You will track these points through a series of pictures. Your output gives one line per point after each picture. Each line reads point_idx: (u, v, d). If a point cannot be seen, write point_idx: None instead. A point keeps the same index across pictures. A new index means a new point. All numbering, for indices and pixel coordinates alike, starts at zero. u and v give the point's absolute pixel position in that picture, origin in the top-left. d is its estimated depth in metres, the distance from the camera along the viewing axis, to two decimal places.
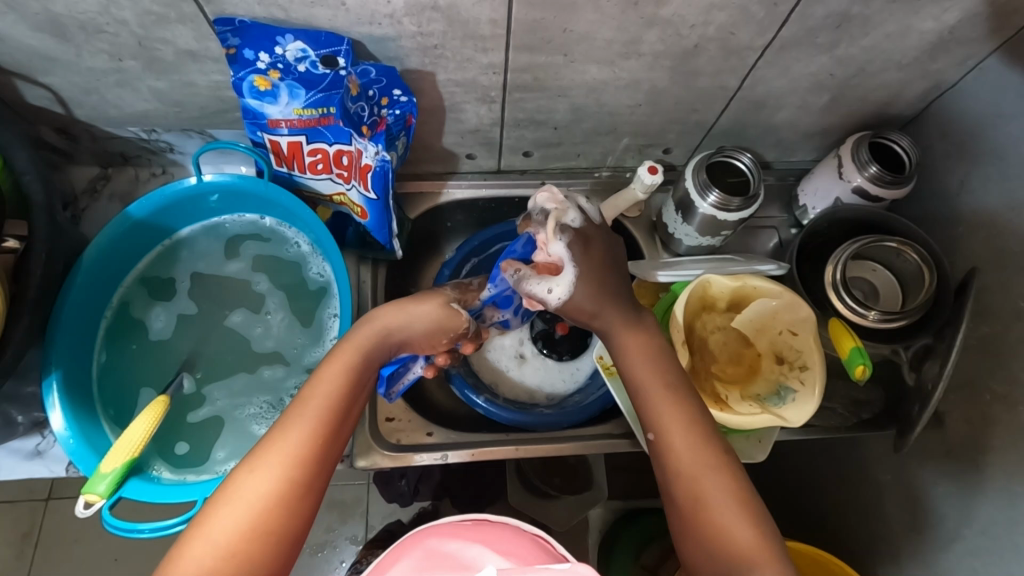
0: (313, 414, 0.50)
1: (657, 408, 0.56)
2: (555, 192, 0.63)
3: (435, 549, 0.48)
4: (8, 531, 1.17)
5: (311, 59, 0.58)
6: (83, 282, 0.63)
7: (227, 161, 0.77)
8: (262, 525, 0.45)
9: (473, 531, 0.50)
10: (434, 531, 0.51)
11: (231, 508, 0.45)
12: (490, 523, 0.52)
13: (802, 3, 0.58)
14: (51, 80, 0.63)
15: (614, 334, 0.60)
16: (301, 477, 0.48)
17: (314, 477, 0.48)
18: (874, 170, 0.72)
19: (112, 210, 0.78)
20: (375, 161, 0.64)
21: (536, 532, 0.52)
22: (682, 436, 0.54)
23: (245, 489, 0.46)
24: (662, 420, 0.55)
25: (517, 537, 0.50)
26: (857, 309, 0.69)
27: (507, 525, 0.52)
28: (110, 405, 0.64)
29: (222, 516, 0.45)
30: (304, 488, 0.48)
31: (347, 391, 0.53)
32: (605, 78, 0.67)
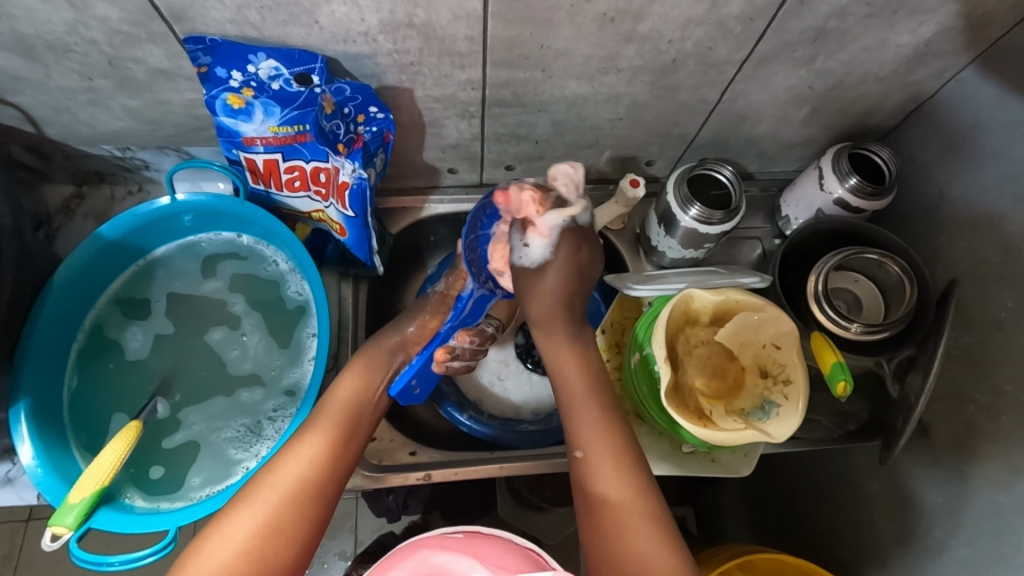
0: (301, 459, 0.57)
1: (585, 435, 0.61)
2: (573, 174, 0.66)
3: (429, 563, 0.49)
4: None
5: (284, 77, 0.57)
6: (56, 304, 0.62)
7: (206, 178, 0.76)
8: (254, 554, 0.50)
9: (466, 543, 0.50)
10: (425, 543, 0.51)
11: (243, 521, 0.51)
12: (485, 535, 0.52)
13: (779, 18, 0.58)
14: (20, 100, 0.62)
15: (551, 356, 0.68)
16: (289, 515, 0.53)
17: (305, 512, 0.54)
18: (854, 181, 0.72)
19: (88, 228, 0.77)
20: (352, 178, 0.64)
21: (529, 546, 0.51)
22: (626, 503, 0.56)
23: (236, 526, 0.51)
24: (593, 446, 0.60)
25: (508, 549, 0.50)
26: (840, 321, 0.68)
27: (499, 536, 0.52)
28: (82, 431, 0.62)
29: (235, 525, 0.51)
30: (298, 524, 0.53)
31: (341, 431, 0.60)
32: (585, 93, 0.67)
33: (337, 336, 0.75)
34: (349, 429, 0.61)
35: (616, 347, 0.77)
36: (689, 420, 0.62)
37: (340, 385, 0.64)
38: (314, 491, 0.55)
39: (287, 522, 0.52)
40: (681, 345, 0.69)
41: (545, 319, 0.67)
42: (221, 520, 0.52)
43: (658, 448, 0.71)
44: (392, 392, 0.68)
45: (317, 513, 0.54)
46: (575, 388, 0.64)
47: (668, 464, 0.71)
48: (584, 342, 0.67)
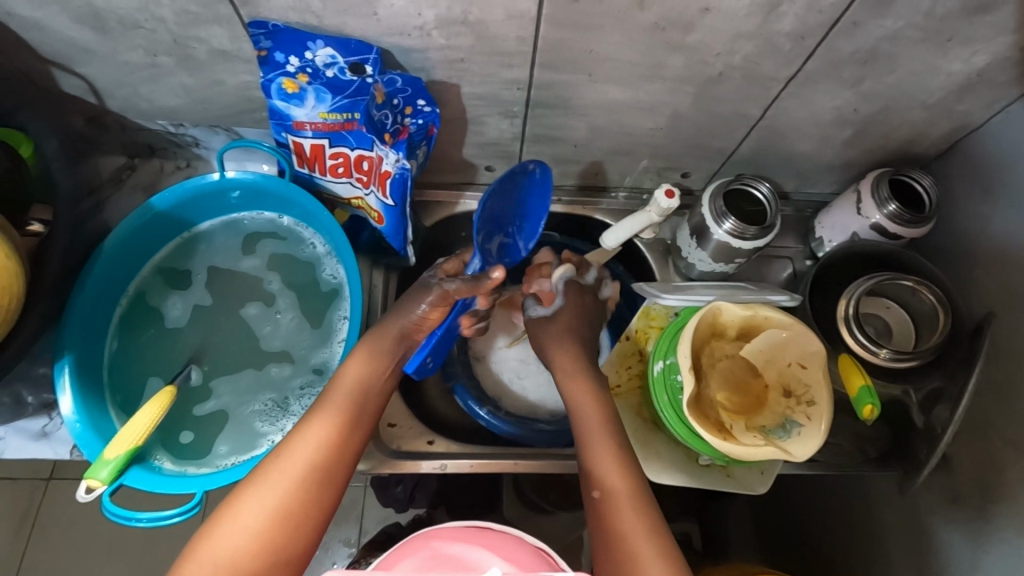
0: (308, 445, 0.56)
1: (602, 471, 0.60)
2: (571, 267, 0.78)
3: (441, 552, 0.49)
4: (6, 511, 1.19)
5: (339, 66, 0.59)
6: (105, 266, 0.64)
7: (252, 159, 0.78)
8: (265, 540, 0.51)
9: (477, 537, 0.51)
10: (437, 534, 0.52)
11: (252, 502, 0.52)
12: (496, 530, 0.52)
13: (829, 37, 0.58)
14: (86, 71, 0.64)
15: (559, 365, 0.72)
16: (298, 504, 0.53)
17: (315, 499, 0.54)
18: (893, 208, 0.72)
19: (136, 199, 0.80)
20: (395, 168, 0.65)
21: (538, 545, 0.52)
22: (624, 506, 0.57)
23: (247, 511, 0.52)
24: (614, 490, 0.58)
25: (519, 545, 0.50)
26: (869, 346, 0.68)
27: (509, 531, 0.52)
28: (118, 392, 0.64)
29: (243, 513, 0.52)
30: (304, 513, 0.53)
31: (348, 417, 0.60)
32: (627, 100, 0.68)
33: (366, 322, 0.77)
34: (356, 412, 0.60)
35: (640, 355, 0.77)
36: (708, 432, 0.62)
37: (347, 362, 0.63)
38: (321, 477, 0.55)
39: (296, 510, 0.53)
40: (706, 358, 0.68)
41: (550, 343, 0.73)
42: (231, 504, 0.52)
43: (674, 458, 0.71)
44: (409, 367, 0.69)
45: (325, 502, 0.55)
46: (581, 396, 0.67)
47: (683, 474, 0.70)
48: (599, 390, 0.68)
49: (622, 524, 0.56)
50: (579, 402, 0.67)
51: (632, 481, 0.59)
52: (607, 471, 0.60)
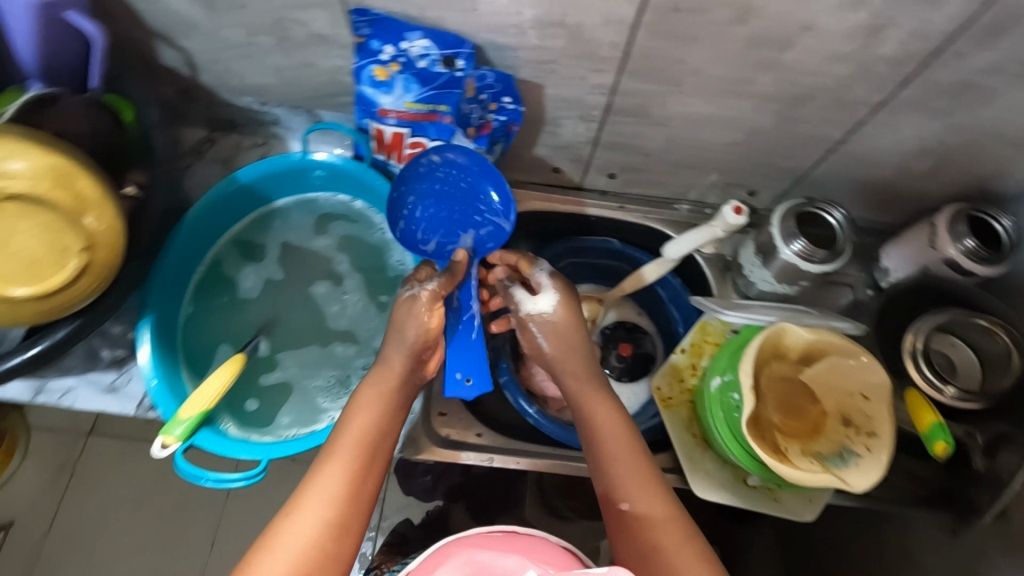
0: (342, 471, 0.51)
1: (620, 466, 0.56)
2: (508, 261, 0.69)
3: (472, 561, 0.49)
4: (46, 460, 1.24)
5: (432, 57, 0.60)
6: (190, 231, 0.66)
7: (328, 141, 0.80)
8: None
9: (502, 541, 0.51)
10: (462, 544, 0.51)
11: (289, 540, 0.47)
12: (523, 535, 0.52)
13: (929, 66, 0.57)
14: (188, 44, 0.67)
15: (562, 371, 0.65)
16: (337, 533, 0.48)
17: (353, 526, 0.50)
18: (971, 243, 0.70)
19: (212, 171, 0.82)
20: (474, 161, 0.68)
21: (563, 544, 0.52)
22: (660, 515, 0.53)
23: (283, 551, 0.46)
24: (630, 487, 0.54)
25: (549, 548, 0.51)
26: (935, 382, 0.67)
27: (536, 534, 0.52)
28: (190, 355, 0.66)
29: (282, 545, 0.46)
30: (345, 534, 0.49)
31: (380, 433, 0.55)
32: (708, 113, 0.68)
33: None
34: (386, 426, 0.56)
35: (692, 369, 0.76)
36: (764, 453, 0.61)
37: (389, 355, 0.59)
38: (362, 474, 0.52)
39: (334, 541, 0.48)
40: (765, 378, 0.68)
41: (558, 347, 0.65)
42: (267, 541, 0.47)
43: (721, 477, 0.71)
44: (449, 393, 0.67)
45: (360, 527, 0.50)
46: (596, 399, 0.61)
47: (729, 494, 0.70)
48: (613, 392, 0.62)
49: (658, 538, 0.51)
50: (596, 417, 0.60)
51: (663, 492, 0.54)
52: (632, 483, 0.55)
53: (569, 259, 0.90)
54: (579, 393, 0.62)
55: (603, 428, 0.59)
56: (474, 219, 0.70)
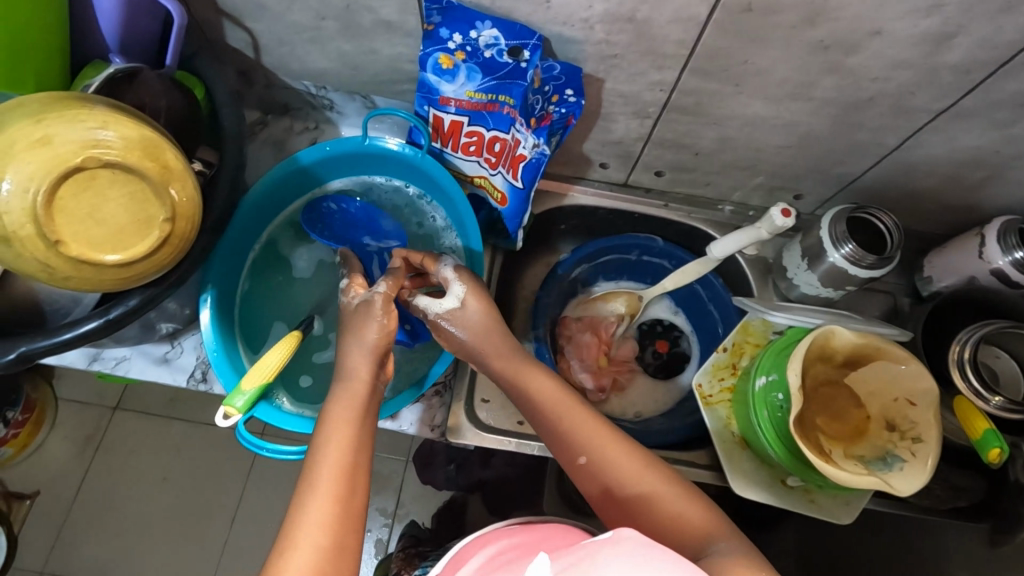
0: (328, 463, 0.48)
1: (576, 435, 0.55)
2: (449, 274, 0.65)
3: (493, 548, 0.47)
4: (73, 432, 1.26)
5: (499, 47, 0.61)
6: (251, 208, 0.68)
7: (381, 128, 0.81)
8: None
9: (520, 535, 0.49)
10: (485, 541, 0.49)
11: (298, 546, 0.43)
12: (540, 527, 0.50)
13: (995, 75, 0.58)
14: (255, 26, 0.68)
15: (499, 369, 0.62)
16: (342, 522, 0.45)
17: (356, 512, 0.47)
18: (1021, 255, 0.70)
19: (265, 153, 0.84)
20: (533, 152, 0.67)
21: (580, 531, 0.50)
22: (620, 455, 0.53)
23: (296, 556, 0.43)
24: (587, 442, 0.54)
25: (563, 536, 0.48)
26: (981, 392, 0.67)
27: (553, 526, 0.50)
28: (245, 331, 0.68)
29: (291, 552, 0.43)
30: (351, 522, 0.46)
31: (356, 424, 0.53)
32: (766, 115, 0.68)
33: None
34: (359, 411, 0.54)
35: (732, 368, 0.77)
36: (811, 454, 0.62)
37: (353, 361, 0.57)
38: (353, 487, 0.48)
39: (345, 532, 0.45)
40: (810, 379, 0.69)
41: (484, 347, 0.63)
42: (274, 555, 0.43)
43: (759, 476, 0.71)
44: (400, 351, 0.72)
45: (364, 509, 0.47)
46: (551, 392, 0.59)
47: (768, 493, 0.70)
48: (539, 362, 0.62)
49: (647, 501, 0.50)
50: (540, 397, 0.59)
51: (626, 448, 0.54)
52: (585, 436, 0.55)
53: (605, 254, 0.89)
54: (511, 370, 0.62)
55: (542, 397, 0.58)
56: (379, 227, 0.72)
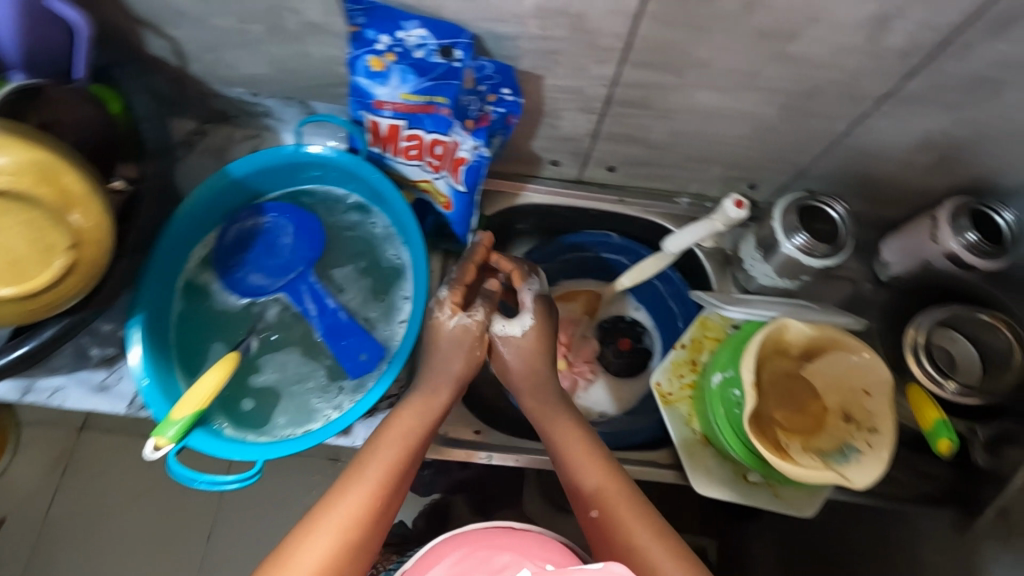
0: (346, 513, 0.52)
1: (593, 475, 0.59)
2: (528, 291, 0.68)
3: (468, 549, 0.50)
4: (35, 458, 1.19)
5: (429, 48, 0.59)
6: (182, 226, 0.65)
7: (322, 133, 0.78)
8: None
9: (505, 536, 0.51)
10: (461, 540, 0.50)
11: None
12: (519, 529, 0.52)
13: (938, 58, 0.56)
14: (177, 33, 0.65)
15: (523, 396, 0.67)
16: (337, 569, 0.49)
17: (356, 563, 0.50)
18: (973, 237, 0.69)
19: (204, 163, 0.80)
20: (472, 155, 0.65)
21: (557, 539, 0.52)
22: (626, 512, 0.56)
23: None
24: (597, 487, 0.58)
25: (537, 543, 0.51)
26: (935, 377, 0.68)
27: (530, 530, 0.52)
28: (183, 355, 0.65)
29: None
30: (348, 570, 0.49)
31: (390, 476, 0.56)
32: (714, 106, 0.66)
33: None
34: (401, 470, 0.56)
35: (692, 364, 0.76)
36: (767, 451, 0.61)
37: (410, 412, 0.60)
38: (376, 522, 0.52)
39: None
40: (766, 373, 0.68)
41: (524, 379, 0.68)
42: None
43: (721, 473, 0.70)
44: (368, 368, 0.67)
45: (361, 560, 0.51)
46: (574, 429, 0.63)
47: (730, 490, 0.69)
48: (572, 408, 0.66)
49: (639, 547, 0.54)
50: (563, 436, 0.62)
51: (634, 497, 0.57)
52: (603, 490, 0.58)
53: (566, 254, 0.88)
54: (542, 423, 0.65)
55: (568, 443, 0.62)
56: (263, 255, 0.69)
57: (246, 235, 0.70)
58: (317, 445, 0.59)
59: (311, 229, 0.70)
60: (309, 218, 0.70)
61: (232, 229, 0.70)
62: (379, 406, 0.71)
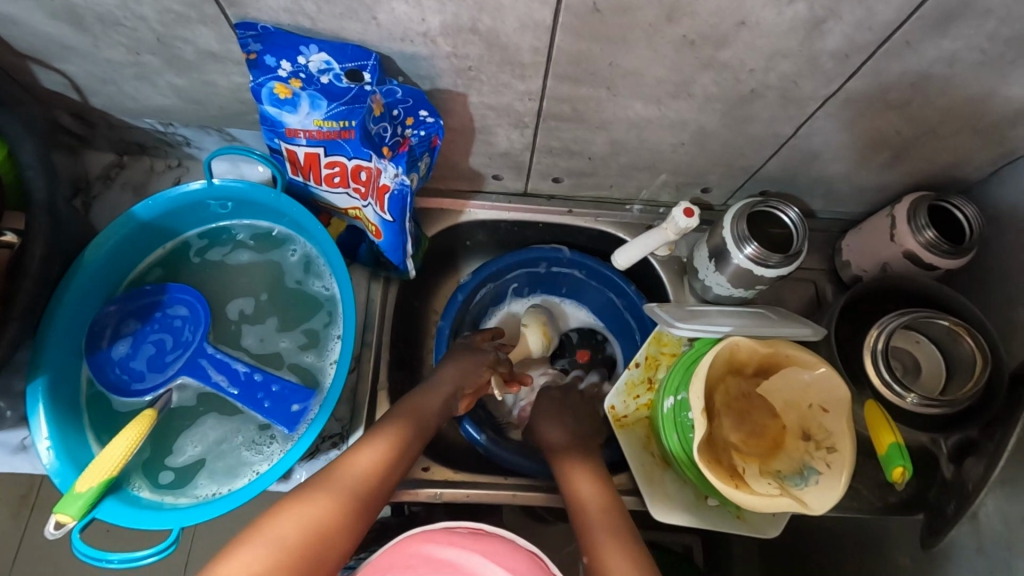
0: (328, 501, 0.52)
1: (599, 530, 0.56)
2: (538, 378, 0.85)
3: (435, 557, 0.46)
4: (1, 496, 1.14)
5: (335, 72, 0.54)
6: (86, 278, 0.61)
7: (245, 161, 0.74)
8: None
9: (470, 540, 0.48)
10: (424, 537, 0.49)
11: (256, 550, 0.46)
12: (489, 534, 0.50)
13: (879, 57, 0.52)
14: (66, 67, 0.60)
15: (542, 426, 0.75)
16: (313, 546, 0.48)
17: (333, 546, 0.49)
18: (931, 235, 0.66)
19: (125, 199, 0.75)
20: (394, 183, 0.61)
21: (532, 548, 0.50)
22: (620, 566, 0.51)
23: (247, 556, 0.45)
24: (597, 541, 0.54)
25: (512, 553, 0.48)
26: (894, 387, 0.63)
27: (503, 536, 0.50)
28: (96, 414, 0.61)
29: (248, 553, 0.45)
30: (323, 552, 0.48)
31: (375, 475, 0.57)
32: (649, 115, 0.62)
33: (362, 338, 0.73)
34: (385, 469, 0.58)
35: (647, 383, 0.73)
36: (720, 478, 0.57)
37: (399, 413, 0.65)
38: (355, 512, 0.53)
39: (306, 556, 0.47)
40: (720, 396, 0.65)
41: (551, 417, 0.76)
42: (231, 552, 0.46)
43: (680, 497, 0.67)
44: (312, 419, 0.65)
45: (339, 544, 0.50)
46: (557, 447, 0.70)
47: (690, 515, 0.66)
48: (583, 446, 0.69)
49: None
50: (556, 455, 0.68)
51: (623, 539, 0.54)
52: (601, 536, 0.55)
53: (515, 270, 0.85)
54: (564, 472, 0.65)
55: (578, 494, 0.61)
56: (151, 334, 0.64)
57: (121, 329, 0.64)
58: (259, 493, 0.56)
59: (191, 298, 0.66)
60: (186, 288, 0.66)
61: (106, 324, 0.64)
62: (320, 447, 0.67)
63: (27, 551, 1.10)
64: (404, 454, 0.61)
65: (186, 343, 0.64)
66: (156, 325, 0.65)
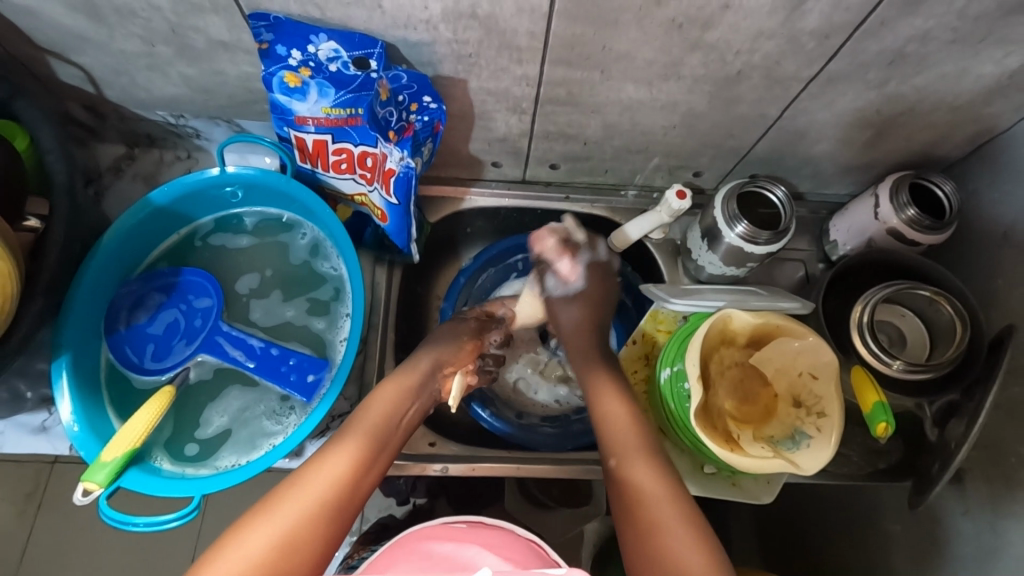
0: (347, 452, 0.56)
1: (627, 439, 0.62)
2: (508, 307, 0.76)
3: (438, 550, 0.49)
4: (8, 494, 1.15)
5: (343, 60, 0.57)
6: (104, 261, 0.64)
7: (253, 151, 0.77)
8: (298, 533, 0.49)
9: (471, 536, 0.51)
10: (427, 534, 0.52)
11: (286, 508, 0.50)
12: (489, 526, 0.53)
13: (856, 36, 0.56)
14: (82, 60, 0.62)
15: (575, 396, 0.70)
16: (337, 497, 0.53)
17: (356, 491, 0.54)
18: (912, 213, 0.70)
19: (136, 190, 0.78)
20: (399, 166, 0.64)
21: (531, 537, 0.53)
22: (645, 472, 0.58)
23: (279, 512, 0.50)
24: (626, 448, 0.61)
25: (512, 543, 0.51)
26: (882, 356, 0.66)
27: (502, 528, 0.53)
28: (116, 391, 0.64)
29: (279, 511, 0.50)
30: (347, 499, 0.53)
31: (390, 418, 0.61)
32: (642, 98, 0.65)
33: (368, 320, 0.76)
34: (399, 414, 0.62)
35: (645, 359, 0.76)
36: (715, 442, 0.60)
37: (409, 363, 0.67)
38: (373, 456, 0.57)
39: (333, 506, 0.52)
40: (715, 366, 0.67)
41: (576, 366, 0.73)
42: (265, 508, 0.50)
43: (679, 466, 0.70)
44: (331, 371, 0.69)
45: (362, 489, 0.55)
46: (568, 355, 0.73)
47: (689, 483, 0.69)
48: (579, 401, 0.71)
49: (654, 515, 0.54)
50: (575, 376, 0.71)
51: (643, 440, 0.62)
52: (634, 446, 0.61)
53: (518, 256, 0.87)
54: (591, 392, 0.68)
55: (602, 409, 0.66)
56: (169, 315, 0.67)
57: (137, 310, 0.67)
58: (265, 469, 0.58)
59: (203, 280, 0.69)
60: (199, 271, 0.69)
61: (123, 306, 0.66)
62: (330, 425, 0.70)
63: (35, 547, 1.12)
64: (416, 396, 0.65)
65: (201, 324, 0.67)
66: (176, 306, 0.68)
